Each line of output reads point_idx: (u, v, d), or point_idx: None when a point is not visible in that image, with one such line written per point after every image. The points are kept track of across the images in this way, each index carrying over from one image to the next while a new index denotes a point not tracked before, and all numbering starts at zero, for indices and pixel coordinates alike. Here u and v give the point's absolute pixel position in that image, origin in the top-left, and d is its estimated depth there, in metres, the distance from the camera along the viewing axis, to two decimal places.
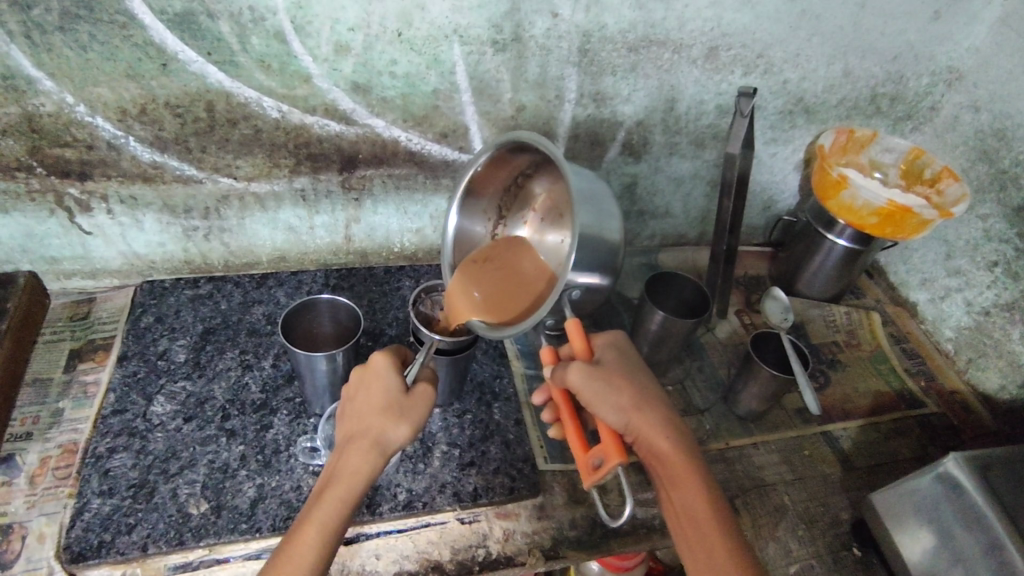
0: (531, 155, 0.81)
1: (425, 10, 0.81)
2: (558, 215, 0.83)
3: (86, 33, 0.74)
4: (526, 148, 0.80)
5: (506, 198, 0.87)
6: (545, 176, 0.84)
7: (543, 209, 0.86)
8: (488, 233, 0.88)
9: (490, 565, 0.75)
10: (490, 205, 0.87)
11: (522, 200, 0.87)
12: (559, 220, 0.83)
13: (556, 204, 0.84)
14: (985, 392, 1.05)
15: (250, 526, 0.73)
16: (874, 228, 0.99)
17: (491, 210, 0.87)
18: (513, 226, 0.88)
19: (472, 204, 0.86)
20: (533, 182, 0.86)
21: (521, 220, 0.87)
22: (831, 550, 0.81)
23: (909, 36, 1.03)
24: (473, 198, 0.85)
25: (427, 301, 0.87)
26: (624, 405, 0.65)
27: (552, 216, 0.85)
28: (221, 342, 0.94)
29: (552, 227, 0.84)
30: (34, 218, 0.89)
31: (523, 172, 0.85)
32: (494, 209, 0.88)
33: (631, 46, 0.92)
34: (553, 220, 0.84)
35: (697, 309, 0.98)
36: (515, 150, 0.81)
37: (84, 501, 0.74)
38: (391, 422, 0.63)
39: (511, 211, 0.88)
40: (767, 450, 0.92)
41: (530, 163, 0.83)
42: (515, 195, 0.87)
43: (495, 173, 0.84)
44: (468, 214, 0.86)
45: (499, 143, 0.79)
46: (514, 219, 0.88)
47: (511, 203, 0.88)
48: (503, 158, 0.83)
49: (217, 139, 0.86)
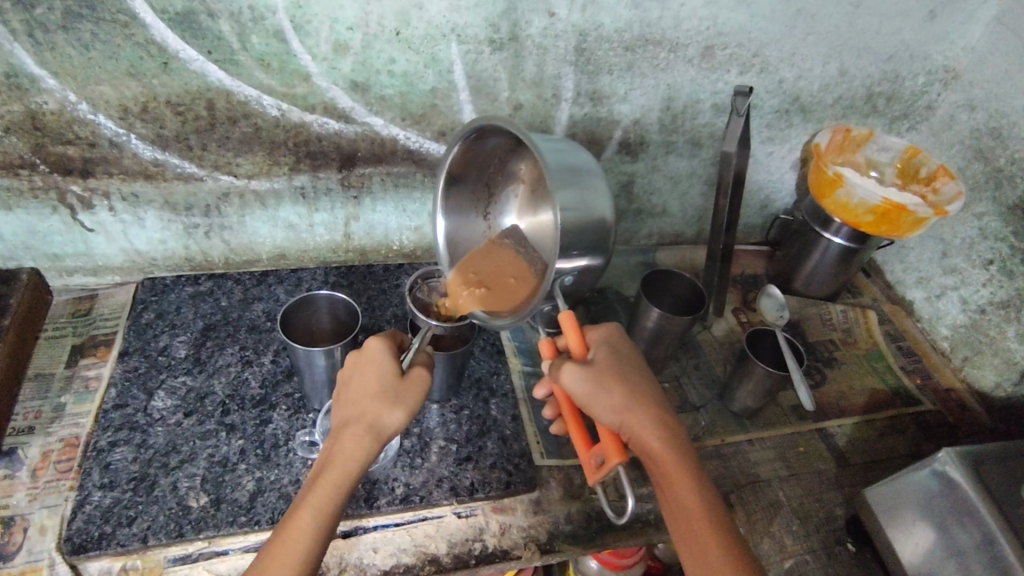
0: (506, 137, 0.81)
1: (423, 9, 0.82)
2: (546, 189, 0.84)
3: (88, 32, 0.75)
4: (497, 129, 0.79)
5: (492, 177, 0.88)
6: (522, 151, 0.84)
7: (531, 182, 0.86)
8: (481, 217, 0.89)
9: (487, 559, 0.76)
10: (477, 188, 0.87)
11: (508, 176, 0.88)
12: (547, 194, 0.83)
13: (541, 177, 0.84)
14: (980, 389, 1.05)
15: (250, 518, 0.74)
16: (869, 226, 0.99)
17: (479, 193, 0.88)
18: (504, 202, 0.89)
19: (456, 195, 0.86)
20: (515, 158, 0.86)
21: (512, 196, 0.89)
22: (825, 545, 0.81)
23: (903, 36, 1.03)
24: (456, 187, 0.86)
25: (424, 288, 0.89)
26: (617, 405, 0.66)
27: (540, 189, 0.85)
28: (221, 338, 0.95)
29: (542, 202, 0.85)
30: (37, 215, 0.90)
31: (503, 151, 0.85)
32: (483, 191, 0.88)
33: (627, 45, 0.93)
34: (541, 194, 0.85)
35: (692, 305, 0.99)
36: (484, 134, 0.80)
37: (85, 493, 0.74)
38: (386, 408, 0.64)
39: (500, 187, 0.89)
40: (761, 446, 0.92)
41: (508, 143, 0.83)
42: (500, 173, 0.88)
43: (472, 160, 0.84)
44: (456, 205, 0.86)
45: (467, 131, 0.78)
46: (505, 196, 0.89)
47: (498, 180, 0.88)
48: (476, 143, 0.81)
49: (218, 138, 0.87)
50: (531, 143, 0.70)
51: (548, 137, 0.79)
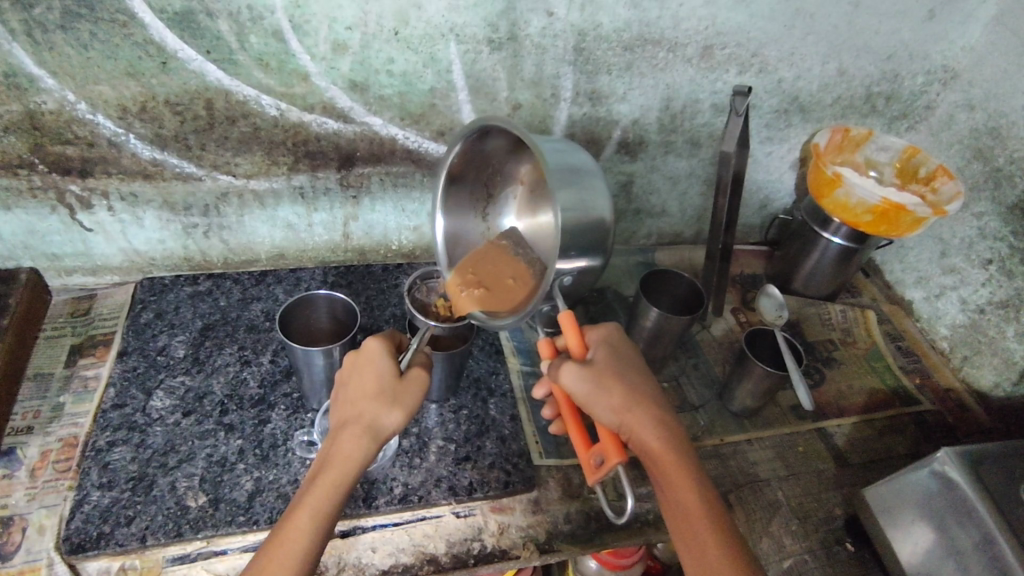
0: (507, 138, 0.81)
1: (422, 9, 0.82)
2: (545, 190, 0.85)
3: (87, 32, 0.75)
4: (499, 130, 0.79)
5: (491, 177, 0.88)
6: (522, 152, 0.84)
7: (531, 183, 0.87)
8: (479, 218, 0.89)
9: (485, 558, 0.76)
10: (476, 190, 0.87)
11: (507, 177, 0.88)
12: (546, 195, 0.84)
13: (541, 178, 0.85)
14: (980, 389, 1.05)
15: (248, 518, 0.74)
16: (868, 226, 0.99)
17: (478, 193, 0.88)
18: (503, 203, 0.89)
19: (455, 195, 0.86)
20: (514, 160, 0.86)
21: (510, 197, 0.89)
22: (824, 545, 0.81)
23: (902, 36, 1.03)
24: (455, 187, 0.85)
25: (422, 288, 0.89)
26: (617, 405, 0.66)
27: (540, 190, 0.86)
28: (220, 338, 0.95)
29: (541, 202, 0.86)
30: (36, 215, 0.90)
31: (502, 153, 0.85)
32: (482, 192, 0.88)
33: (626, 45, 0.93)
34: (541, 195, 0.86)
35: (691, 305, 0.99)
36: (484, 135, 0.81)
37: (84, 493, 0.74)
38: (385, 408, 0.64)
39: (498, 188, 0.89)
40: (760, 446, 0.92)
41: (508, 144, 0.83)
42: (499, 174, 0.88)
43: (472, 161, 0.84)
44: (454, 205, 0.86)
45: (469, 131, 0.78)
46: (503, 197, 0.89)
47: (498, 182, 0.88)
48: (476, 143, 0.82)
49: (217, 137, 0.87)
50: (533, 144, 0.70)
51: (548, 137, 0.79)
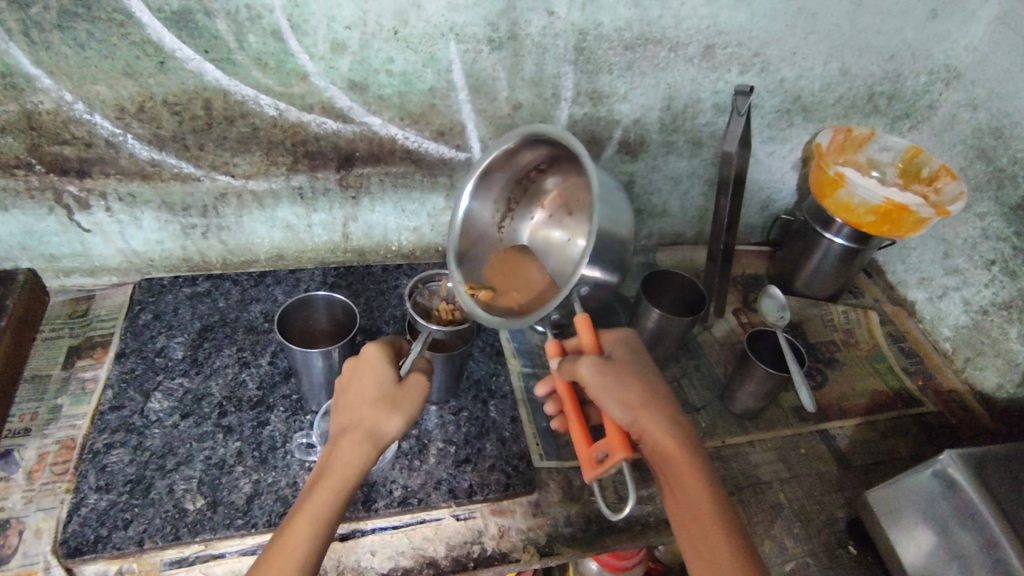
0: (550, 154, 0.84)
1: (421, 8, 0.82)
2: (568, 215, 0.87)
3: (84, 32, 0.75)
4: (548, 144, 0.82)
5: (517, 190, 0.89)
6: (556, 174, 0.87)
7: (552, 207, 0.89)
8: (495, 225, 0.89)
9: (485, 561, 0.75)
10: (500, 196, 0.88)
11: (530, 195, 0.90)
12: (569, 220, 0.87)
13: (566, 205, 0.87)
14: (983, 391, 1.05)
15: (246, 521, 0.73)
16: (871, 226, 0.99)
17: (501, 200, 0.88)
18: (521, 220, 0.90)
19: (484, 189, 0.86)
20: (544, 178, 0.88)
21: (528, 217, 0.90)
22: (827, 547, 0.80)
23: (905, 35, 1.03)
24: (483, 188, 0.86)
25: (423, 292, 0.88)
26: (631, 402, 0.65)
27: (561, 214, 0.88)
28: (219, 339, 0.94)
29: (563, 228, 0.88)
30: (33, 215, 0.89)
31: (535, 169, 0.87)
32: (504, 202, 0.89)
33: (627, 44, 0.92)
34: (563, 220, 0.88)
35: (693, 307, 0.99)
36: (531, 145, 0.83)
37: (81, 496, 0.74)
38: (385, 414, 0.64)
39: (519, 205, 0.90)
40: (762, 448, 0.92)
41: (547, 160, 0.85)
42: (524, 190, 0.89)
43: (507, 167, 0.85)
44: (481, 200, 0.86)
45: (524, 135, 0.80)
46: (521, 214, 0.90)
47: (521, 197, 0.90)
48: (520, 150, 0.84)
49: (215, 137, 0.87)
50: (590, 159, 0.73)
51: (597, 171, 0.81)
